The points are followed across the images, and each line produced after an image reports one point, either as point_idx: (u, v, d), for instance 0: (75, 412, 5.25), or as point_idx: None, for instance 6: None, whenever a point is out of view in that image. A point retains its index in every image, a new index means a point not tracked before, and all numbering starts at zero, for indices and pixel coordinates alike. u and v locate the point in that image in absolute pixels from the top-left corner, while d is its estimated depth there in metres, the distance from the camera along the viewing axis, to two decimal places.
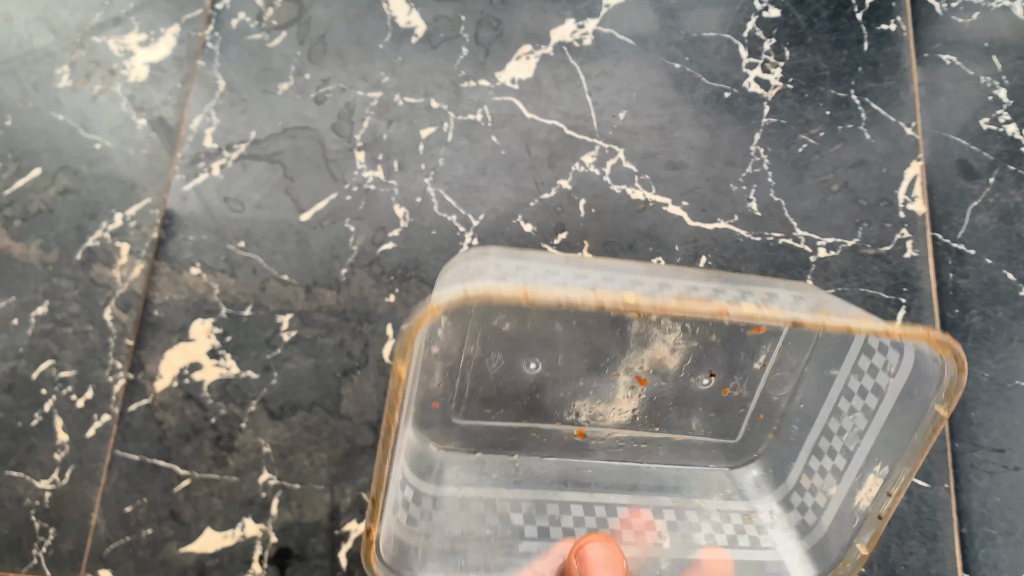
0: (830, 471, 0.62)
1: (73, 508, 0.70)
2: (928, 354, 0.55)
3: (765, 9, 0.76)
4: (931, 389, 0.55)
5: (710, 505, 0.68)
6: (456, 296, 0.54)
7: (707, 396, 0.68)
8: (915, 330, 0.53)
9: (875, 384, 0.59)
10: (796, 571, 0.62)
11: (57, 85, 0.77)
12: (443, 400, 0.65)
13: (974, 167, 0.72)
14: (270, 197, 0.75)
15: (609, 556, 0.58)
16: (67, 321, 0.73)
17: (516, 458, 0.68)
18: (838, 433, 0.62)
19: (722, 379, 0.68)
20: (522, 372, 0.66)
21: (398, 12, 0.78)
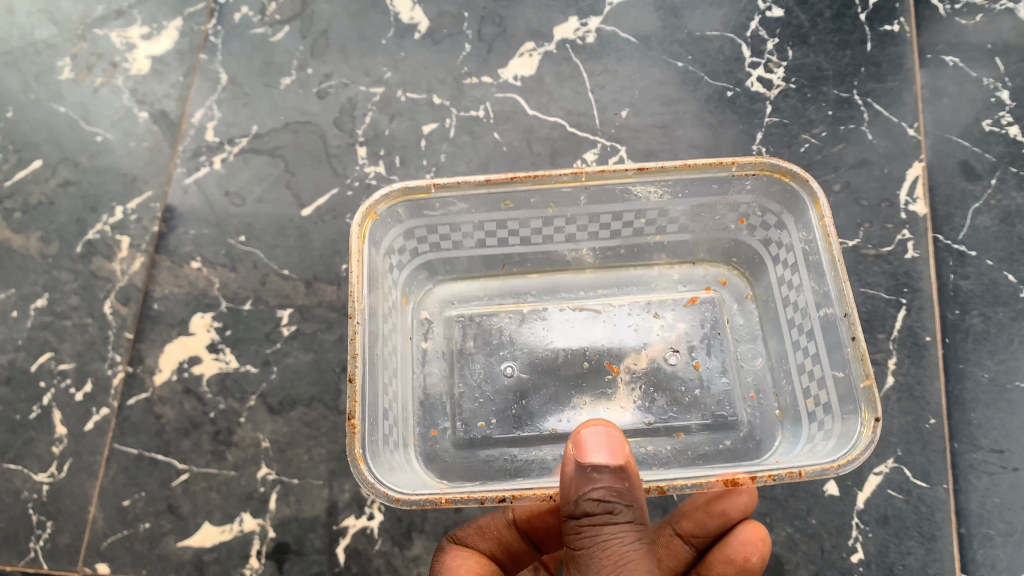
0: (817, 373, 0.55)
1: (70, 501, 0.70)
2: (775, 196, 0.57)
3: (769, 9, 0.76)
4: (809, 211, 0.55)
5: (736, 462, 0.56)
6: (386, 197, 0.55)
7: (681, 381, 0.61)
8: (749, 160, 0.55)
9: (793, 275, 0.57)
10: (828, 452, 0.50)
11: (58, 77, 0.78)
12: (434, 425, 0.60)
13: (977, 168, 0.71)
14: (271, 192, 0.75)
15: (611, 435, 0.48)
16: (67, 313, 0.73)
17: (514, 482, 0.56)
18: (803, 343, 0.56)
19: (686, 357, 0.62)
20: (501, 377, 0.62)
21: (401, 8, 0.79)
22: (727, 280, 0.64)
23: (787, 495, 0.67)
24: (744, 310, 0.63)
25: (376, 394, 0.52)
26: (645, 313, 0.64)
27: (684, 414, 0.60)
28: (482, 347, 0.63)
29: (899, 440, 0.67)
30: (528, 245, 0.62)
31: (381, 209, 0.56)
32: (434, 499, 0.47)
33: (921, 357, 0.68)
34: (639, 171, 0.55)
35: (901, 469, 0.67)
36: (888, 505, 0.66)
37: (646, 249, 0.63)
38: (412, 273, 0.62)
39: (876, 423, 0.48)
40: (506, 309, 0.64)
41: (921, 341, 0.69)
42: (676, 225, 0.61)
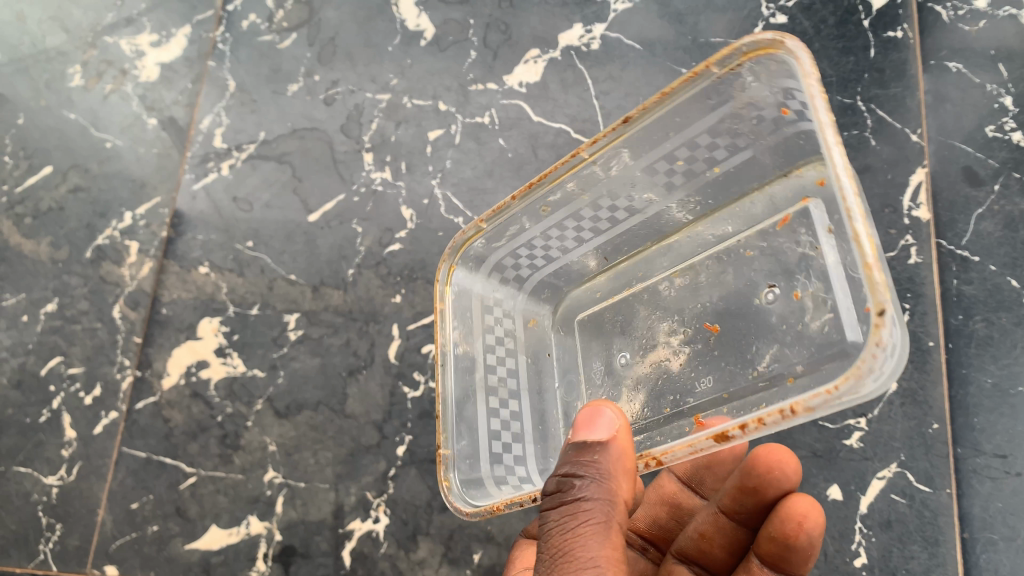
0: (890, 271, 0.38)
1: (80, 503, 0.70)
2: (783, 62, 0.42)
3: (773, 16, 0.77)
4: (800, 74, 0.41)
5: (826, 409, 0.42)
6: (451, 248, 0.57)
7: (779, 325, 0.50)
8: (721, 53, 0.43)
9: None
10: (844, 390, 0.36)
11: (68, 83, 0.79)
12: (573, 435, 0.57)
13: (980, 174, 0.72)
14: (278, 197, 0.76)
15: (609, 414, 0.44)
16: (76, 318, 0.74)
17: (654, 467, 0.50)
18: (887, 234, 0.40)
19: (785, 290, 0.50)
20: (618, 369, 0.57)
21: (407, 16, 0.79)
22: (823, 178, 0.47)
23: None
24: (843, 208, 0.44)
25: (478, 430, 0.54)
26: (739, 253, 0.54)
27: (796, 361, 0.47)
28: (599, 342, 0.59)
29: (902, 445, 0.67)
30: (613, 225, 0.57)
31: (455, 260, 0.58)
32: (487, 509, 0.51)
33: (924, 363, 0.69)
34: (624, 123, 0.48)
35: (904, 474, 0.67)
36: (891, 509, 0.66)
37: (720, 183, 0.53)
38: (526, 296, 0.61)
39: (883, 318, 0.34)
40: (620, 295, 0.59)
41: (924, 347, 0.69)
42: (723, 150, 0.50)
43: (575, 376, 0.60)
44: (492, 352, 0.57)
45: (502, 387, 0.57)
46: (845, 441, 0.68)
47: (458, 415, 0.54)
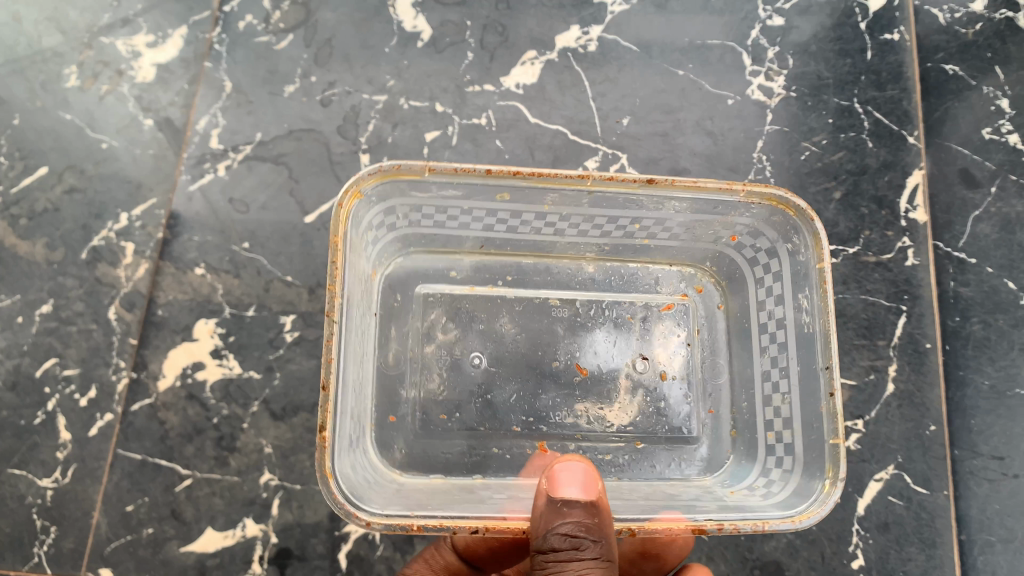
0: (770, 374, 0.61)
1: (75, 506, 0.70)
2: (773, 215, 0.59)
3: (770, 18, 0.76)
4: (806, 249, 0.57)
5: (689, 489, 0.61)
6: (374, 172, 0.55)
7: (647, 392, 0.66)
8: (760, 188, 0.57)
9: (776, 291, 0.61)
10: (775, 507, 0.54)
11: (64, 84, 0.79)
12: (398, 413, 0.63)
13: (977, 176, 0.72)
14: (275, 199, 0.76)
15: (584, 471, 0.51)
16: (72, 319, 0.74)
17: (482, 478, 0.62)
18: (767, 353, 0.61)
19: (655, 365, 0.66)
20: (468, 369, 0.65)
21: (404, 17, 0.79)
22: (703, 287, 0.68)
23: None
24: (714, 324, 0.67)
25: (347, 391, 0.54)
26: (622, 318, 0.67)
27: (651, 423, 0.65)
28: (451, 332, 0.66)
29: (900, 447, 0.67)
30: (508, 231, 0.64)
31: (366, 187, 0.55)
32: (405, 525, 0.50)
33: (921, 365, 0.69)
34: (648, 183, 0.56)
35: (901, 476, 0.67)
36: (889, 511, 0.66)
37: (634, 247, 0.66)
38: (384, 248, 0.63)
39: (835, 485, 0.52)
40: (479, 292, 0.67)
41: (922, 348, 0.69)
42: (665, 231, 0.64)
43: (407, 353, 0.64)
44: (358, 312, 0.58)
45: (359, 350, 0.59)
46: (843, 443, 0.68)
47: (343, 373, 0.53)
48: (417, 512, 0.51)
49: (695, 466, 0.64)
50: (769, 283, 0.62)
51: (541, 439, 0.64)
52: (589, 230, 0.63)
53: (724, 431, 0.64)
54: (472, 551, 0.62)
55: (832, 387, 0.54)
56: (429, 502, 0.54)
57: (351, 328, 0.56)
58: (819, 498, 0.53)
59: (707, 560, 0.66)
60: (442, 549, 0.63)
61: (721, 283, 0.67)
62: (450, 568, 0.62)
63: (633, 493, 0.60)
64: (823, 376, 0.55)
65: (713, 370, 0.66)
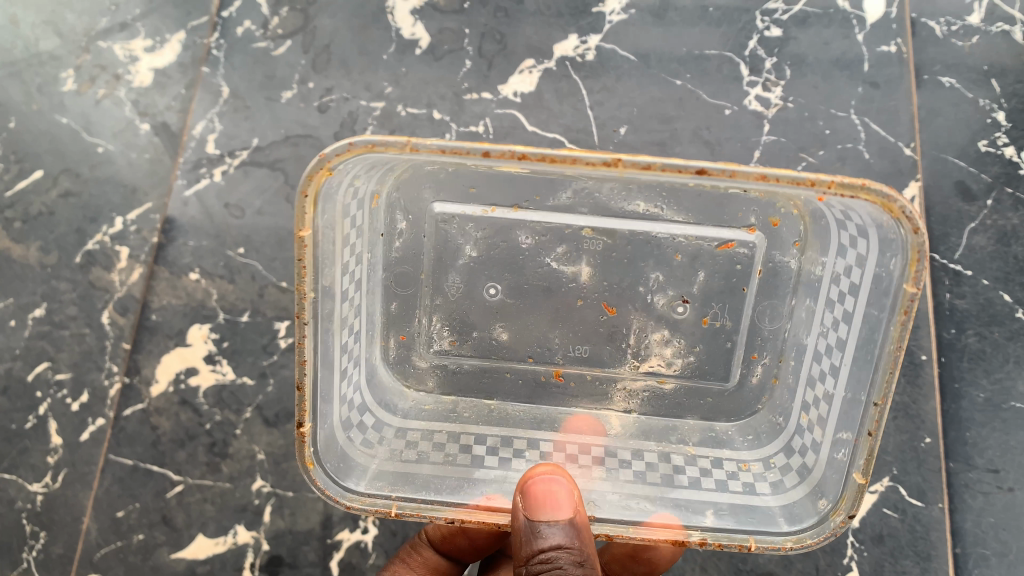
0: (835, 351, 0.56)
1: (65, 511, 0.70)
2: (879, 213, 0.47)
3: (768, 29, 0.76)
4: (898, 257, 0.47)
5: (701, 451, 0.62)
6: (344, 148, 0.46)
7: (675, 327, 0.65)
8: (852, 184, 0.45)
9: (852, 285, 0.54)
10: (776, 507, 0.55)
11: (61, 88, 0.78)
12: (409, 331, 0.65)
13: (973, 189, 0.72)
14: (271, 204, 0.76)
15: (566, 490, 0.51)
16: (64, 323, 0.74)
17: (492, 404, 0.66)
18: (835, 328, 0.56)
19: (697, 310, 0.64)
20: (484, 299, 0.65)
21: (402, 24, 0.78)
22: (779, 221, 0.61)
23: None
24: (778, 265, 0.62)
25: (329, 365, 0.55)
26: (667, 255, 0.63)
27: (677, 364, 0.65)
28: (460, 262, 0.64)
29: (895, 458, 0.67)
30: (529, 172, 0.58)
31: (335, 163, 0.47)
32: (384, 510, 0.53)
33: (916, 376, 0.68)
34: (697, 173, 0.45)
35: (896, 488, 0.67)
36: (883, 524, 0.67)
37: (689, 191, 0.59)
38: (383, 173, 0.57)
39: (849, 520, 0.51)
40: (501, 213, 0.62)
41: (917, 360, 0.69)
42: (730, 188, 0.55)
43: (417, 274, 0.64)
44: (351, 254, 0.56)
45: (351, 304, 0.58)
46: None
47: (321, 349, 0.53)
48: (398, 495, 0.54)
49: (722, 408, 0.66)
50: (855, 248, 0.54)
51: (557, 367, 0.67)
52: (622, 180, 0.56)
53: (768, 376, 0.65)
54: (449, 543, 0.63)
55: (871, 427, 0.50)
56: (421, 462, 0.58)
57: (336, 297, 0.54)
58: (830, 523, 0.52)
59: (699, 569, 0.68)
60: (420, 549, 0.63)
61: (802, 216, 0.60)
62: (429, 565, 0.63)
63: (634, 460, 0.61)
64: (867, 410, 0.51)
65: (766, 313, 0.63)
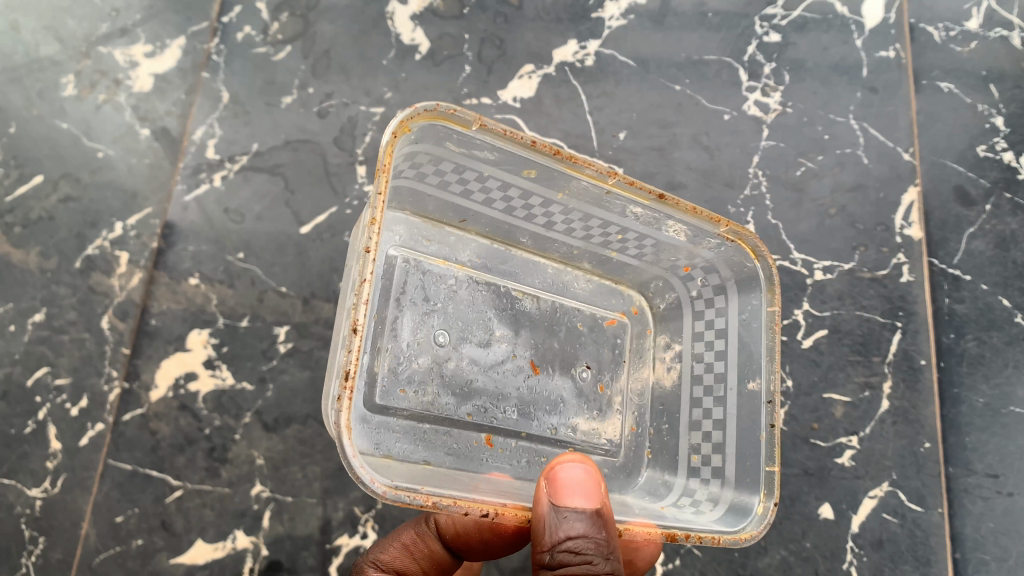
0: (710, 397, 0.60)
1: (64, 517, 0.70)
2: (738, 261, 0.60)
3: (766, 34, 0.76)
4: (757, 293, 0.59)
5: (634, 505, 0.58)
6: (432, 107, 0.49)
7: (581, 391, 0.65)
8: (748, 232, 0.58)
9: (718, 332, 0.61)
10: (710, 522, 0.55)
11: (61, 93, 0.78)
12: (353, 377, 0.56)
13: (972, 194, 0.72)
14: (271, 210, 0.76)
15: (590, 477, 0.50)
16: (64, 328, 0.73)
17: (429, 464, 0.57)
18: (707, 377, 0.60)
19: (595, 375, 0.66)
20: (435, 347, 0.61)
21: (402, 29, 0.79)
22: (639, 310, 0.68)
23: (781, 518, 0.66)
24: (642, 343, 0.68)
25: (342, 353, 0.49)
26: (571, 325, 0.66)
27: (587, 429, 0.64)
28: (414, 304, 0.61)
29: (893, 463, 0.67)
30: (505, 211, 0.61)
31: (414, 126, 0.49)
32: (419, 499, 0.45)
33: (916, 382, 0.68)
34: (659, 198, 0.56)
35: (895, 493, 0.67)
36: (883, 529, 0.66)
37: (602, 258, 0.66)
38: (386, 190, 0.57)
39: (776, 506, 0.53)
40: (448, 268, 0.63)
41: (916, 365, 0.69)
42: (631, 249, 0.64)
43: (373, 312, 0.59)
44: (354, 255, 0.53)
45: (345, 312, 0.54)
46: (837, 459, 0.68)
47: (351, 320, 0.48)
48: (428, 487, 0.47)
49: (614, 480, 0.63)
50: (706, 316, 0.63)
51: (488, 432, 0.61)
52: (563, 228, 0.62)
53: (641, 448, 0.65)
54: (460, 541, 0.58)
55: (773, 419, 0.55)
56: (423, 477, 0.51)
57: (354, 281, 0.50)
58: (758, 516, 0.54)
59: None
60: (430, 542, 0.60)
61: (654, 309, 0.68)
62: (434, 557, 0.60)
63: None
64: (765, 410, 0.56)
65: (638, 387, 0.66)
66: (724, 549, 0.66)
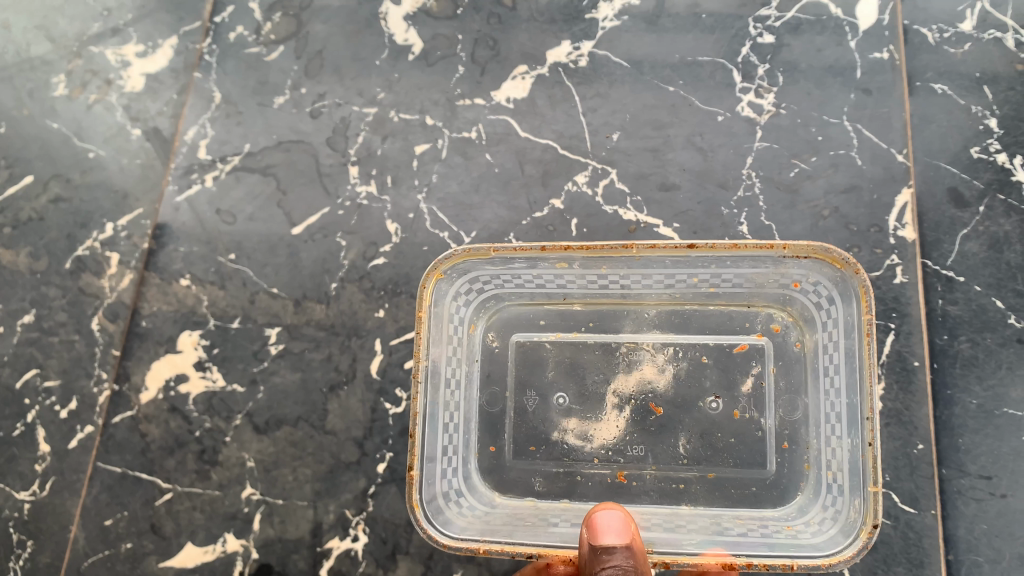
0: (836, 422, 0.59)
1: (53, 520, 0.69)
2: (831, 272, 0.58)
3: (761, 35, 0.76)
4: (855, 300, 0.57)
5: (749, 519, 0.62)
6: (448, 257, 0.60)
7: (721, 426, 0.65)
8: (802, 245, 0.57)
9: (834, 364, 0.60)
10: (819, 544, 0.56)
11: (52, 93, 0.78)
12: (498, 442, 0.67)
13: (965, 195, 0.72)
14: (263, 210, 0.75)
15: (622, 516, 0.52)
16: (54, 329, 0.73)
17: (567, 502, 0.65)
18: (831, 402, 0.60)
19: (727, 404, 0.65)
20: (552, 409, 0.67)
21: (395, 30, 0.79)
22: (780, 327, 0.65)
23: None
24: (790, 360, 0.64)
25: (436, 433, 0.60)
26: (694, 358, 0.66)
27: (718, 457, 0.65)
28: (534, 376, 0.68)
29: (887, 465, 0.67)
30: (589, 288, 0.65)
31: (446, 267, 0.60)
32: (474, 548, 0.55)
33: (910, 383, 0.68)
34: (690, 248, 0.57)
35: (889, 494, 0.67)
36: None
37: (702, 296, 0.65)
38: (477, 304, 0.66)
39: (872, 530, 0.53)
40: (564, 338, 0.68)
41: (910, 366, 0.69)
42: (726, 283, 0.63)
43: (502, 394, 0.67)
44: (453, 355, 0.63)
45: (453, 397, 0.63)
46: None
47: (430, 420, 0.59)
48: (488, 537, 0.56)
49: (768, 498, 0.63)
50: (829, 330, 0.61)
51: (620, 468, 0.65)
52: (651, 283, 0.64)
53: (799, 462, 0.63)
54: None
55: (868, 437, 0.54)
56: (507, 526, 0.60)
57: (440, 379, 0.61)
58: (860, 539, 0.54)
59: None
60: None
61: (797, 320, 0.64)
62: None
63: (686, 522, 0.61)
64: (863, 428, 0.56)
65: (788, 407, 0.64)
66: None
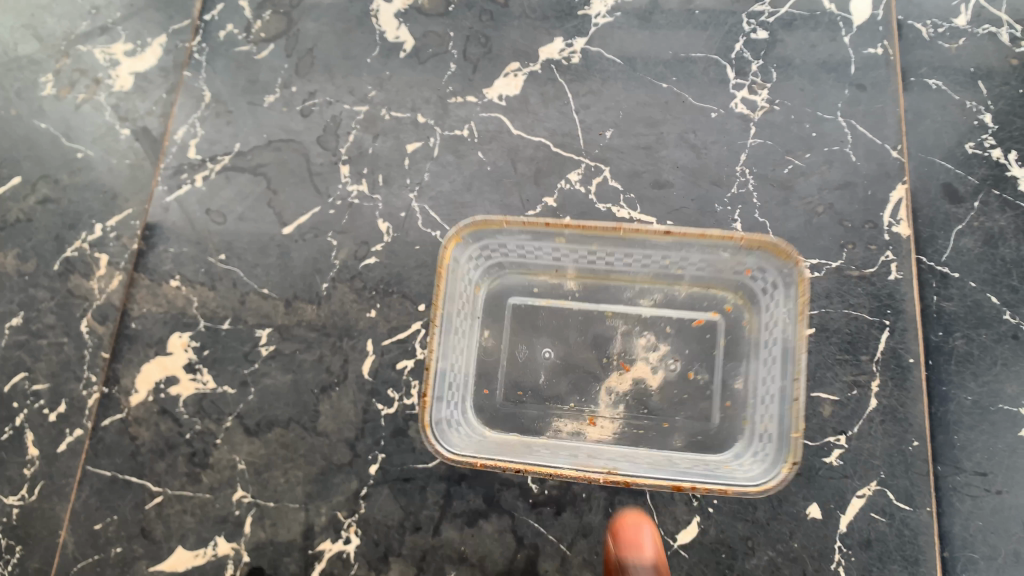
0: (769, 404, 0.60)
1: (42, 525, 0.69)
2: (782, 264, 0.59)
3: (754, 31, 0.76)
4: (793, 290, 0.58)
5: (688, 458, 0.63)
6: (467, 224, 0.60)
7: (675, 388, 0.65)
8: (754, 238, 0.58)
9: (773, 351, 0.60)
10: (743, 477, 0.58)
11: (40, 92, 0.77)
12: (491, 387, 0.66)
13: (960, 191, 0.72)
14: (253, 210, 0.75)
15: None
16: (43, 332, 0.72)
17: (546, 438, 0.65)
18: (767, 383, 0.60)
19: (683, 365, 0.66)
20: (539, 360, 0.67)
21: (386, 27, 0.78)
22: (732, 310, 0.65)
23: (769, 519, 0.66)
24: (738, 338, 0.65)
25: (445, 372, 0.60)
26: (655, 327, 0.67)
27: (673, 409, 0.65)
28: (529, 333, 0.68)
29: (882, 463, 0.67)
30: (582, 263, 0.66)
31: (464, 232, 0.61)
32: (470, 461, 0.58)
33: (904, 380, 0.68)
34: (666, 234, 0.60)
35: (884, 492, 0.66)
36: (871, 529, 0.66)
37: (671, 274, 0.65)
38: (486, 266, 0.66)
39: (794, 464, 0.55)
40: (554, 305, 0.68)
41: (905, 363, 0.68)
42: (691, 262, 0.64)
43: (495, 351, 0.67)
44: (461, 315, 0.63)
45: (460, 345, 0.63)
46: (825, 459, 0.67)
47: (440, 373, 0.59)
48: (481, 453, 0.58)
49: (709, 447, 0.64)
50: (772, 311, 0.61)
51: (591, 415, 0.66)
52: (635, 262, 0.65)
53: (737, 419, 0.63)
54: None
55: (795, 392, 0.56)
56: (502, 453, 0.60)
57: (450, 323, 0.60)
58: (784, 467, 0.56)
59: None
60: None
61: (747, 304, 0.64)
62: None
63: (635, 459, 0.62)
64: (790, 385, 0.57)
65: (733, 373, 0.64)
66: (710, 550, 0.66)
